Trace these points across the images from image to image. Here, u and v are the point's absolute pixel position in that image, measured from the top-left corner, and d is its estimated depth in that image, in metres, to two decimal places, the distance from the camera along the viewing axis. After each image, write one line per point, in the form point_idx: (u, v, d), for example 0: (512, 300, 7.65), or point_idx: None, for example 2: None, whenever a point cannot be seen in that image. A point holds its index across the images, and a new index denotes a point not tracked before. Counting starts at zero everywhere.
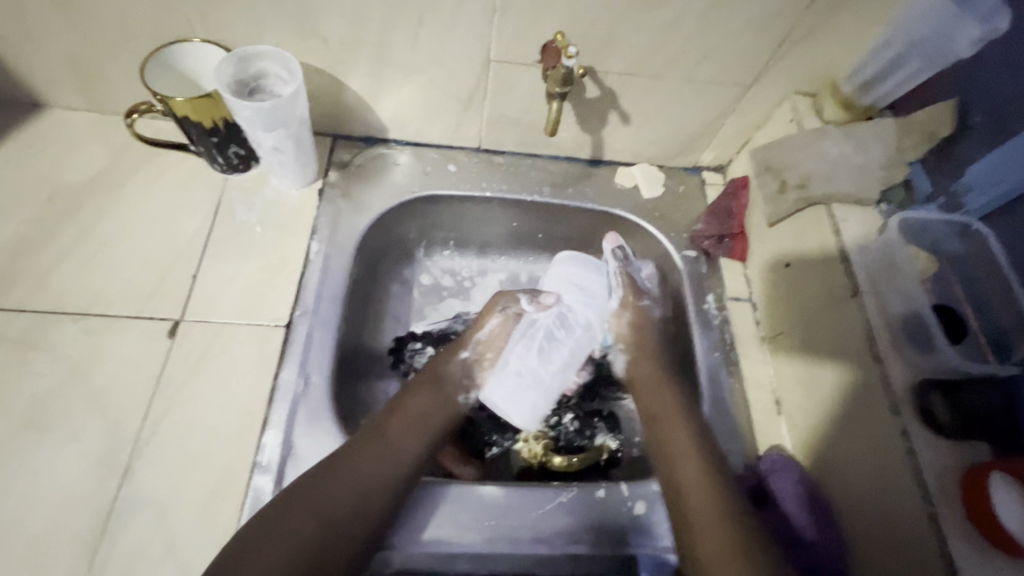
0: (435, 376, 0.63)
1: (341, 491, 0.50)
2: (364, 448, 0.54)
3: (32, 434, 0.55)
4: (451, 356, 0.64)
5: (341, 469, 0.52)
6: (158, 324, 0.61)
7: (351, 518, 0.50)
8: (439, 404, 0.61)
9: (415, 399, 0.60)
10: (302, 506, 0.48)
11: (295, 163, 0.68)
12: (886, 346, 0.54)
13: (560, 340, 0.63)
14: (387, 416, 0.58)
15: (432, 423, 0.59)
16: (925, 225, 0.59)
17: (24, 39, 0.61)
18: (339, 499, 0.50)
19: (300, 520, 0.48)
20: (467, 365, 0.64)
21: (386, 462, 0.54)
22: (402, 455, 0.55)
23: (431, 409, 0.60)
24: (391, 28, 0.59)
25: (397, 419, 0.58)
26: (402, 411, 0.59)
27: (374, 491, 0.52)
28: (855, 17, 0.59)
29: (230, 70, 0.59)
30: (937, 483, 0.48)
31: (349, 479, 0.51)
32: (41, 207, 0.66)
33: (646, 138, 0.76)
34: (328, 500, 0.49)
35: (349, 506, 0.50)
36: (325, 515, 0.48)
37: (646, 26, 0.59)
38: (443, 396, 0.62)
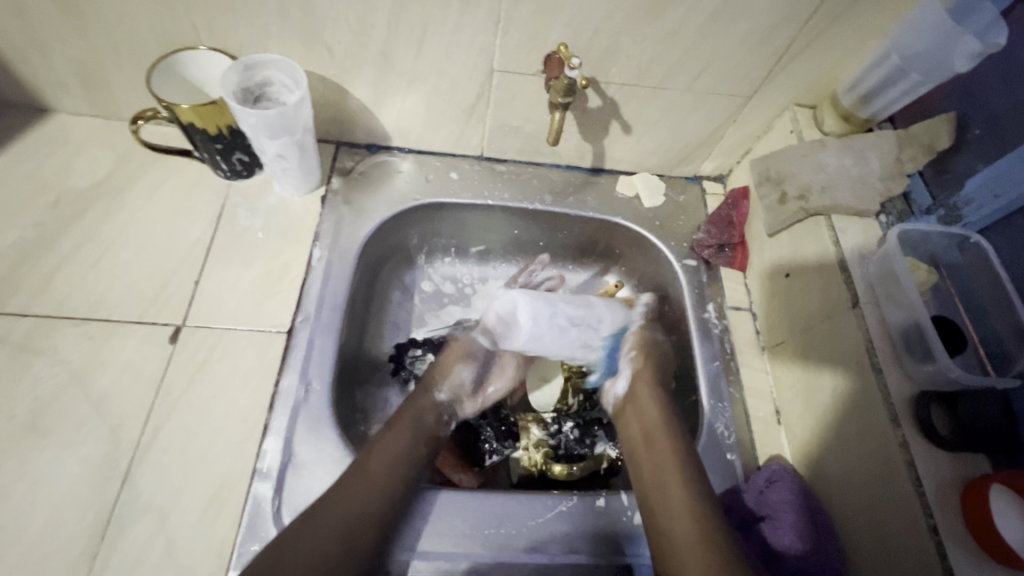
0: (413, 412, 0.61)
1: (323, 536, 0.50)
2: (347, 488, 0.53)
3: (32, 439, 0.55)
4: (426, 395, 0.63)
5: (326, 512, 0.51)
6: (160, 329, 0.61)
7: (337, 563, 0.49)
8: (421, 438, 0.60)
9: (397, 432, 0.59)
10: (292, 552, 0.48)
11: (299, 170, 0.68)
12: (885, 358, 0.54)
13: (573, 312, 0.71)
14: (367, 453, 0.56)
15: (415, 458, 0.58)
16: (926, 236, 0.59)
17: (31, 45, 0.61)
18: (324, 543, 0.49)
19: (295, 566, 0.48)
20: (444, 405, 0.64)
21: (368, 503, 0.53)
22: (384, 493, 0.54)
23: (414, 446, 0.59)
24: (395, 37, 0.60)
25: (385, 455, 0.56)
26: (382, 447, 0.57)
27: (357, 533, 0.51)
28: (854, 31, 0.60)
29: (236, 79, 0.60)
30: (937, 495, 0.48)
31: (333, 523, 0.51)
32: (45, 212, 0.66)
33: (647, 147, 0.76)
34: (315, 544, 0.49)
35: (334, 551, 0.49)
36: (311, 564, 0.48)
37: (647, 38, 0.60)
38: (424, 431, 0.61)
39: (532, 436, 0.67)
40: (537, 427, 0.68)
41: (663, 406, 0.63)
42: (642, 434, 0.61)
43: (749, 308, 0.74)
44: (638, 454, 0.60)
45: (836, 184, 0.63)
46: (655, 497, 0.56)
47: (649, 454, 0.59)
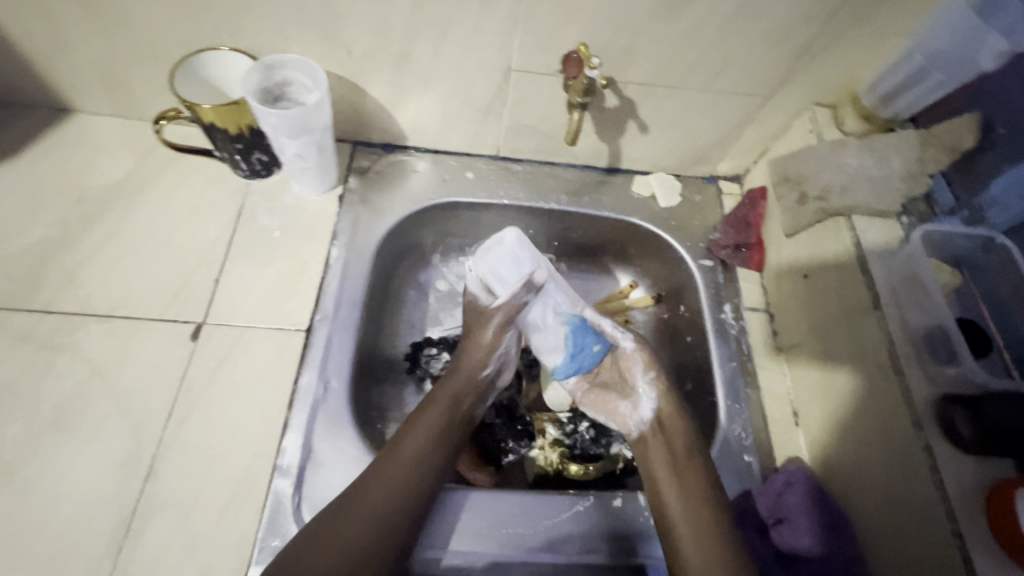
0: (448, 392, 0.61)
1: (361, 523, 0.50)
2: (382, 475, 0.54)
3: (58, 434, 0.56)
4: (464, 374, 0.63)
5: (362, 499, 0.52)
6: (181, 327, 0.62)
7: (377, 550, 0.50)
8: (455, 419, 0.60)
9: (431, 414, 0.59)
10: (330, 539, 0.49)
11: (317, 169, 0.69)
12: (908, 359, 0.54)
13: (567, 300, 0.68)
14: (403, 437, 0.57)
15: (450, 439, 0.59)
16: (950, 238, 0.58)
17: (55, 47, 0.62)
18: (362, 530, 0.50)
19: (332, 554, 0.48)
20: (484, 381, 0.63)
21: (407, 487, 0.54)
22: (422, 476, 0.55)
23: (449, 426, 0.59)
24: (414, 37, 0.60)
25: (417, 441, 0.57)
26: (417, 431, 0.58)
27: (399, 516, 0.52)
28: (877, 30, 0.59)
29: (257, 79, 0.60)
30: (961, 500, 0.48)
31: (370, 509, 0.51)
32: (68, 211, 0.67)
33: (664, 147, 0.76)
34: (349, 533, 0.50)
35: (374, 536, 0.50)
36: (349, 551, 0.49)
37: (666, 37, 0.60)
38: (460, 410, 0.61)
39: (548, 435, 0.67)
40: (552, 426, 0.68)
41: (686, 427, 0.60)
42: (666, 460, 0.58)
43: (766, 309, 0.73)
44: (659, 479, 0.58)
45: (856, 185, 0.63)
46: (682, 531, 0.54)
47: (673, 480, 0.57)
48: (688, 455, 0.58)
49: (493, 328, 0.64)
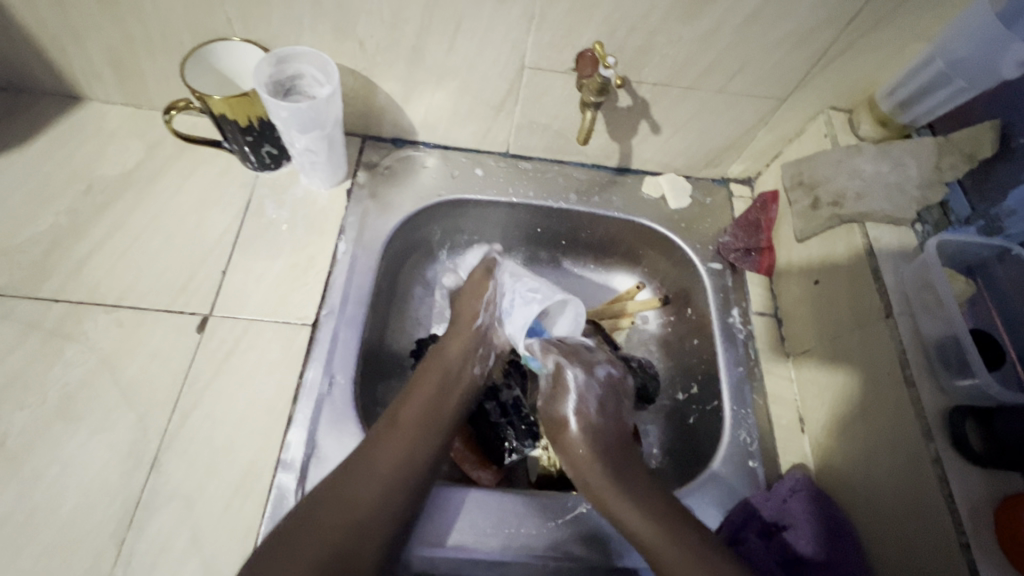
0: (444, 356, 0.64)
1: (364, 495, 0.52)
2: (382, 444, 0.55)
3: (65, 422, 0.56)
4: (458, 332, 0.66)
5: (359, 471, 0.53)
6: (188, 318, 0.62)
7: (374, 521, 0.51)
8: (451, 383, 0.62)
9: (425, 385, 0.61)
10: (327, 512, 0.50)
11: (327, 164, 0.68)
12: (919, 368, 0.53)
13: (534, 286, 0.67)
14: (399, 403, 0.59)
15: (444, 405, 0.61)
16: (965, 247, 0.58)
17: (68, 34, 0.62)
18: (359, 502, 0.51)
19: (331, 522, 0.50)
20: (477, 335, 0.66)
21: (406, 454, 0.55)
22: (418, 444, 0.57)
23: (445, 389, 0.62)
24: (427, 31, 0.59)
25: (409, 409, 0.59)
26: (413, 397, 0.60)
27: (398, 482, 0.54)
28: (896, 34, 0.58)
29: (268, 71, 0.60)
30: (970, 514, 0.47)
31: (368, 479, 0.53)
32: (77, 199, 0.67)
33: (676, 148, 0.75)
34: (349, 504, 0.51)
35: (374, 504, 0.52)
36: (350, 520, 0.50)
37: (683, 38, 0.59)
38: (456, 371, 0.63)
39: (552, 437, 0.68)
40: None
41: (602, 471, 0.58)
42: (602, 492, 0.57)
43: (774, 314, 0.73)
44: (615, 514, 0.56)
45: (872, 191, 0.62)
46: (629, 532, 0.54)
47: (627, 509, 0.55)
48: (651, 526, 0.53)
49: (474, 282, 0.69)
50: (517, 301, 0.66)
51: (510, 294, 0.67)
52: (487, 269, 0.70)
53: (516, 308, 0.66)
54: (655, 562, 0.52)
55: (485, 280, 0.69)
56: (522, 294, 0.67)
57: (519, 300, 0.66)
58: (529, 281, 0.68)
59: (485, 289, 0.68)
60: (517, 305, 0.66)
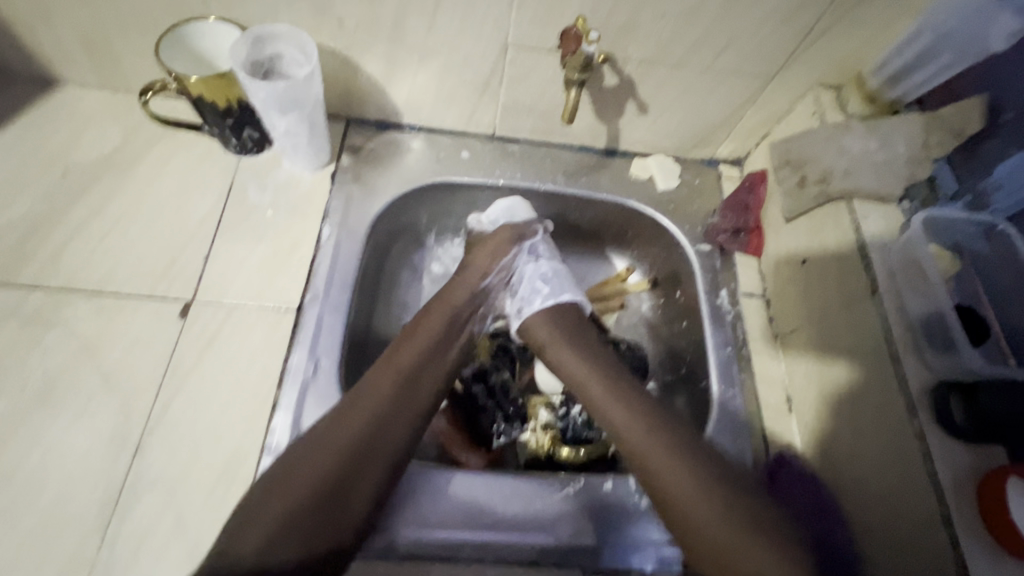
0: (447, 304, 0.64)
1: (364, 426, 0.52)
2: (386, 380, 0.56)
3: (46, 409, 0.55)
4: (461, 282, 0.66)
5: (361, 406, 0.53)
6: (170, 304, 0.61)
7: (372, 454, 0.51)
8: (453, 330, 0.62)
9: (424, 331, 0.61)
10: (325, 443, 0.50)
11: (309, 146, 0.67)
12: (903, 345, 0.53)
13: (546, 275, 0.67)
14: (397, 347, 0.59)
15: (444, 352, 0.60)
16: (952, 223, 0.57)
17: (39, 14, 0.60)
18: (358, 435, 0.51)
19: (327, 453, 0.50)
20: (481, 290, 0.66)
21: (403, 399, 0.55)
22: (417, 387, 0.57)
23: (447, 333, 0.62)
24: (407, 9, 0.58)
25: (408, 350, 0.59)
26: (413, 342, 0.60)
27: (397, 422, 0.54)
28: (883, 8, 0.57)
29: (246, 51, 0.59)
30: (953, 489, 0.47)
31: (366, 415, 0.52)
32: (53, 185, 0.66)
33: (663, 128, 0.74)
34: (346, 439, 0.51)
35: (371, 436, 0.52)
36: (348, 451, 0.50)
37: (667, 13, 0.58)
38: (458, 320, 0.63)
39: (540, 418, 0.67)
40: (544, 410, 0.67)
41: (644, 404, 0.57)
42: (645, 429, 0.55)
43: (762, 295, 0.73)
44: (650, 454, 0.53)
45: (858, 169, 0.61)
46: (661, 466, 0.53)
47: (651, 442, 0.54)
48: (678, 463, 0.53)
49: (498, 240, 0.68)
50: (530, 283, 0.67)
51: (523, 273, 0.68)
52: (516, 235, 0.68)
53: (525, 289, 0.67)
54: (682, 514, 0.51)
55: (526, 228, 0.70)
56: (535, 279, 0.67)
57: (530, 284, 0.67)
58: (546, 265, 0.68)
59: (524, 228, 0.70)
60: (527, 288, 0.67)
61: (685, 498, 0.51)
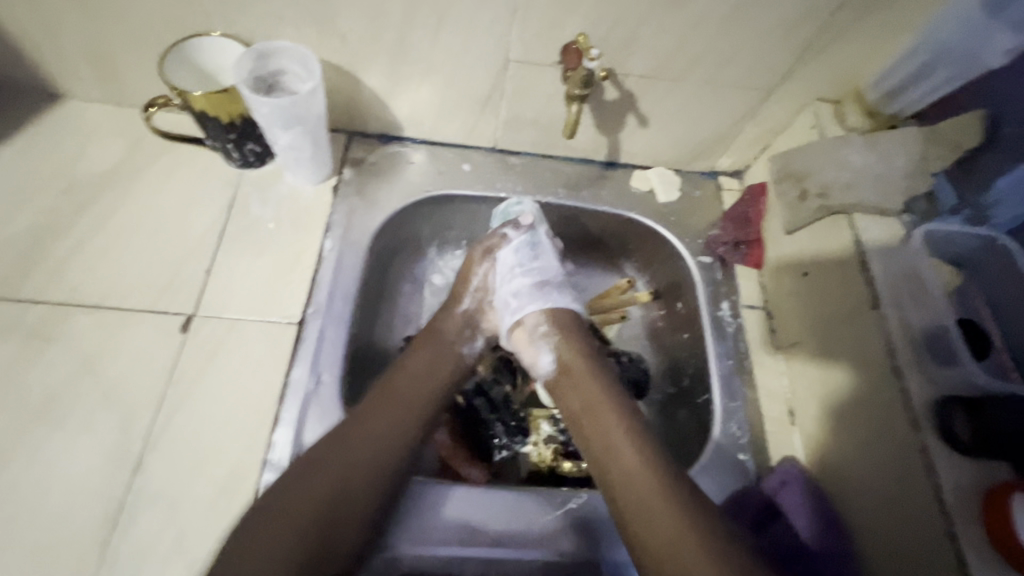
0: (438, 331, 0.64)
1: (356, 457, 0.51)
2: (378, 408, 0.54)
3: (46, 424, 0.55)
4: (449, 312, 0.66)
5: (353, 436, 0.52)
6: (172, 318, 0.61)
7: (365, 485, 0.50)
8: (443, 357, 0.62)
9: (415, 360, 0.60)
10: (316, 476, 0.49)
11: (311, 160, 0.68)
12: (906, 359, 0.53)
13: (521, 287, 0.65)
14: (391, 375, 0.58)
15: (436, 379, 0.60)
16: (950, 238, 0.57)
17: (45, 30, 0.61)
18: (351, 468, 0.50)
19: (320, 485, 0.48)
20: (465, 317, 0.66)
21: (396, 426, 0.54)
22: (410, 414, 0.56)
23: (437, 361, 0.61)
24: (410, 26, 0.59)
25: (400, 378, 0.58)
26: (405, 370, 0.59)
27: (391, 451, 0.53)
28: (880, 24, 0.58)
29: (249, 66, 0.59)
30: (958, 504, 0.47)
31: (359, 446, 0.51)
32: (56, 199, 0.66)
33: (664, 141, 0.75)
34: (339, 471, 0.49)
35: (364, 467, 0.51)
36: (340, 483, 0.49)
37: (667, 29, 0.59)
38: (447, 347, 0.63)
39: (542, 432, 0.67)
40: (547, 423, 0.68)
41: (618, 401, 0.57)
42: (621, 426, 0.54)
43: (764, 307, 0.73)
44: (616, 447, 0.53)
45: (858, 183, 0.62)
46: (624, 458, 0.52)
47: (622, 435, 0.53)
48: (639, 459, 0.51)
49: (470, 261, 0.68)
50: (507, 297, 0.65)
51: (501, 285, 0.66)
52: (486, 250, 0.68)
53: (505, 302, 0.65)
54: (633, 504, 0.49)
55: (497, 239, 0.68)
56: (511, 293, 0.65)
57: (508, 299, 0.65)
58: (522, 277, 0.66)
59: (490, 241, 0.68)
60: (505, 301, 0.65)
61: (675, 550, 0.45)
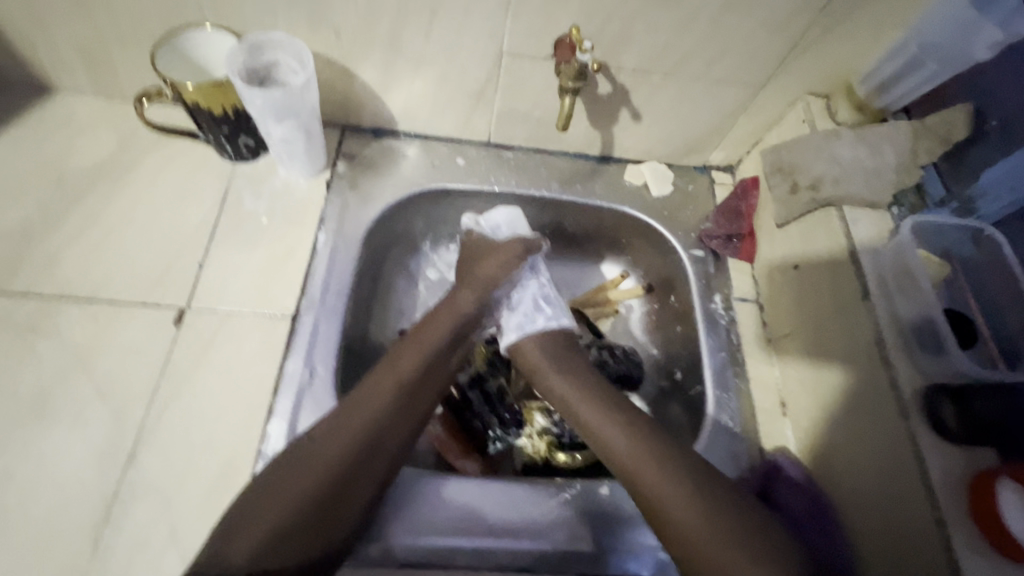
0: (452, 307, 0.63)
1: (365, 431, 0.51)
2: (388, 385, 0.55)
3: (38, 418, 0.55)
4: (463, 288, 0.64)
5: (361, 411, 0.52)
6: (165, 311, 0.61)
7: (371, 459, 0.51)
8: (456, 336, 0.62)
9: (428, 335, 0.60)
10: (324, 448, 0.50)
11: (304, 153, 0.68)
12: (895, 349, 0.54)
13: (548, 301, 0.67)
14: (397, 354, 0.58)
15: (444, 358, 0.60)
16: (940, 229, 0.58)
17: (34, 21, 0.60)
18: (359, 441, 0.51)
19: (326, 457, 0.49)
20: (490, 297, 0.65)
21: (406, 404, 0.55)
22: (418, 394, 0.56)
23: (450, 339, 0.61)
24: (404, 19, 0.59)
25: (411, 354, 0.58)
26: (414, 345, 0.59)
27: (398, 428, 0.54)
28: (869, 18, 0.59)
29: (243, 58, 0.59)
30: (945, 490, 0.48)
31: (368, 420, 0.52)
32: (47, 192, 0.66)
33: (657, 135, 0.75)
34: (346, 444, 0.50)
35: (372, 441, 0.51)
36: (347, 456, 0.50)
37: (660, 22, 0.59)
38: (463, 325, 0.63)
39: (536, 424, 0.67)
40: (541, 415, 0.68)
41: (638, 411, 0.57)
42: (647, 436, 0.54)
43: (755, 300, 0.73)
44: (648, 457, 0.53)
45: (848, 176, 0.62)
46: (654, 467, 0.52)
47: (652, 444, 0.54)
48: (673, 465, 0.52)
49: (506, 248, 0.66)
50: (533, 303, 0.66)
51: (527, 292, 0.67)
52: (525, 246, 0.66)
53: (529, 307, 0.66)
54: (672, 515, 0.49)
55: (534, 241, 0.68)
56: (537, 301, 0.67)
57: (534, 305, 0.66)
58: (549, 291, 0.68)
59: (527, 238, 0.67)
60: (529, 306, 0.66)
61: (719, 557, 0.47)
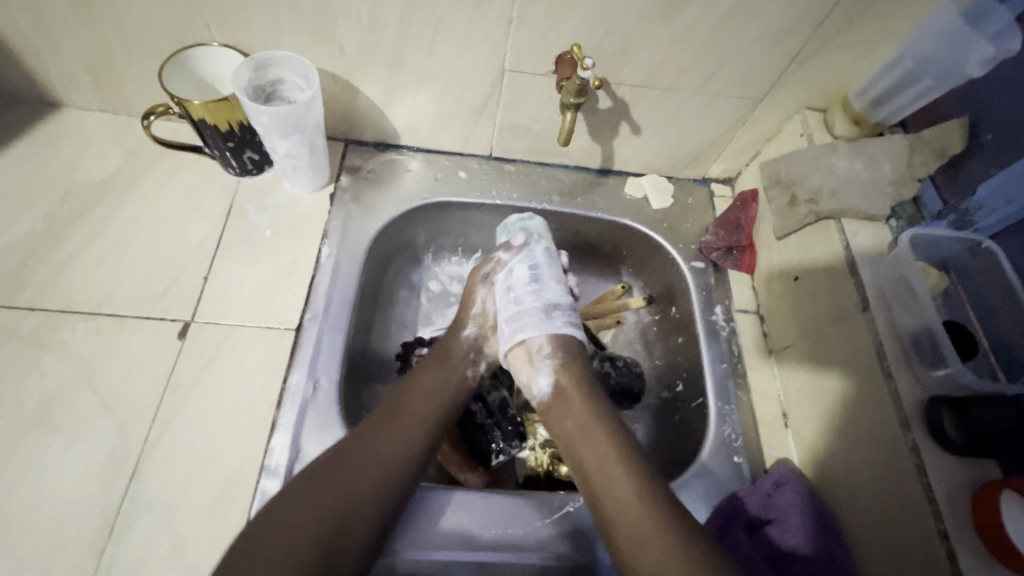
0: (444, 353, 0.64)
1: (358, 475, 0.50)
2: (383, 430, 0.54)
3: (42, 432, 0.55)
4: (453, 337, 0.66)
5: (354, 455, 0.52)
6: (169, 324, 0.62)
7: (365, 505, 0.49)
8: (448, 379, 0.62)
9: (421, 380, 0.60)
10: (317, 493, 0.48)
11: (308, 168, 0.68)
12: (895, 361, 0.54)
13: (530, 303, 0.64)
14: (394, 399, 0.58)
15: (439, 400, 0.60)
16: (937, 242, 0.59)
17: (43, 39, 0.61)
18: (354, 486, 0.50)
19: (319, 502, 0.48)
20: (472, 340, 0.66)
21: (399, 447, 0.54)
22: (413, 436, 0.56)
23: (442, 383, 0.61)
24: (407, 37, 0.60)
25: (407, 397, 0.58)
26: (409, 389, 0.59)
27: (394, 471, 0.52)
28: (864, 35, 0.60)
29: (248, 75, 0.60)
30: (948, 503, 0.48)
31: (361, 465, 0.51)
32: (53, 207, 0.66)
33: (657, 149, 0.76)
34: (340, 490, 0.49)
35: (365, 486, 0.50)
36: (343, 502, 0.48)
37: (658, 39, 0.60)
38: (454, 369, 0.63)
39: (539, 437, 0.69)
40: (543, 427, 0.69)
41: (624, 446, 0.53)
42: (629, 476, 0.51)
43: (756, 311, 0.74)
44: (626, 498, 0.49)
45: (846, 188, 0.63)
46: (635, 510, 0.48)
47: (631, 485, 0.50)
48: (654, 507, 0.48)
49: (469, 287, 0.69)
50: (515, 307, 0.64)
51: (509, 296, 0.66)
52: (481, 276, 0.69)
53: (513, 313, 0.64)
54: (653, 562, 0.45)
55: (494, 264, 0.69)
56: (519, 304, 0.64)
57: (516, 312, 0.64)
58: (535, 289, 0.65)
59: (486, 268, 0.69)
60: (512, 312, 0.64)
61: None
